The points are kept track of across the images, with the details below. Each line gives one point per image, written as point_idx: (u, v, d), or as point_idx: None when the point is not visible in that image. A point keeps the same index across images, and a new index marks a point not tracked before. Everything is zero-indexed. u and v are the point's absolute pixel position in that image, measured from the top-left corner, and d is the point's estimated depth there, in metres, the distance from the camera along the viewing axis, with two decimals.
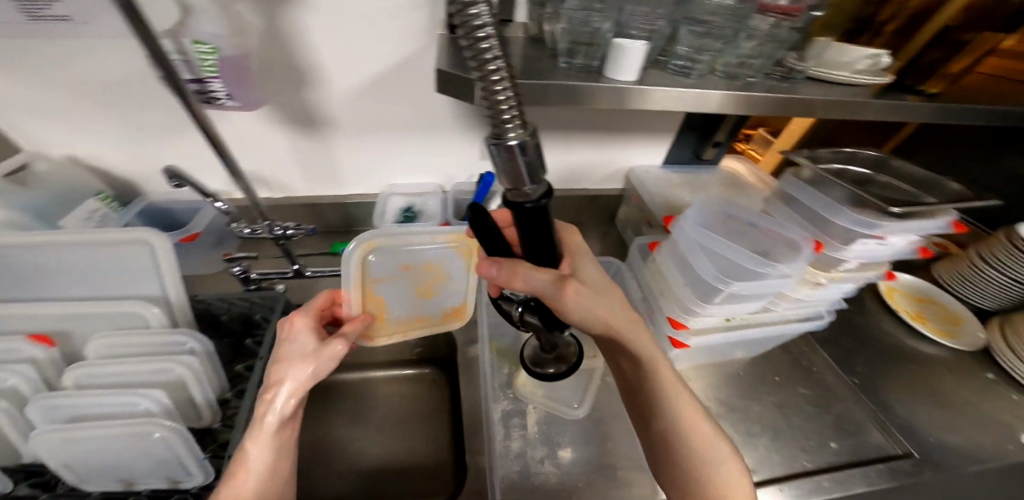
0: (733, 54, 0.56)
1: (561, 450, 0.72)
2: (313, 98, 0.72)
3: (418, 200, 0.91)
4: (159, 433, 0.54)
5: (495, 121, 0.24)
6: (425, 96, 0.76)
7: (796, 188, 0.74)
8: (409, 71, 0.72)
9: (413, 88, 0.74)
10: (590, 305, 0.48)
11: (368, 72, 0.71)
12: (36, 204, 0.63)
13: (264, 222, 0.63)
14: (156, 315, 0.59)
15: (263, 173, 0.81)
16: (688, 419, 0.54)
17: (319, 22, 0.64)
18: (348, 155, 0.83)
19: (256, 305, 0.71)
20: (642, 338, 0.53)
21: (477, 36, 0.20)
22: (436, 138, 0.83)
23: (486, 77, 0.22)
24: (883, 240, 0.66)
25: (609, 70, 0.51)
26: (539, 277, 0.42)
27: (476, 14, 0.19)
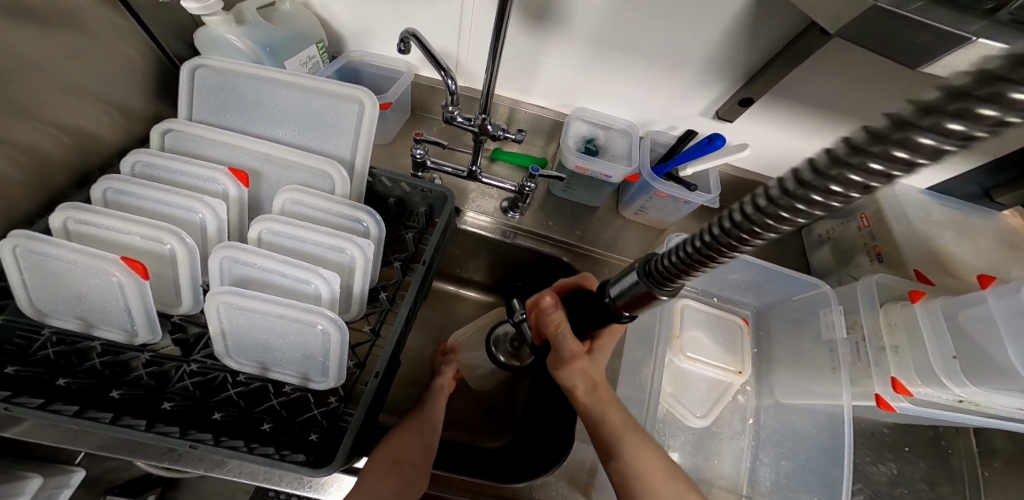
0: None
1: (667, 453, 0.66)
2: None
3: (603, 134, 0.75)
4: (322, 324, 0.47)
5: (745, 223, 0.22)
6: (700, 31, 0.59)
7: None
8: None
9: (696, 13, 0.57)
10: (586, 380, 0.51)
11: None
12: (268, 40, 0.61)
13: (480, 114, 0.57)
14: (344, 180, 0.54)
15: (461, 57, 0.71)
16: (628, 452, 0.50)
17: None
18: (555, 63, 0.69)
19: (423, 196, 0.64)
20: (628, 443, 0.50)
21: (757, 227, 0.21)
22: (676, 81, 0.67)
23: (858, 150, 0.16)
24: None
25: None
26: (567, 343, 0.48)
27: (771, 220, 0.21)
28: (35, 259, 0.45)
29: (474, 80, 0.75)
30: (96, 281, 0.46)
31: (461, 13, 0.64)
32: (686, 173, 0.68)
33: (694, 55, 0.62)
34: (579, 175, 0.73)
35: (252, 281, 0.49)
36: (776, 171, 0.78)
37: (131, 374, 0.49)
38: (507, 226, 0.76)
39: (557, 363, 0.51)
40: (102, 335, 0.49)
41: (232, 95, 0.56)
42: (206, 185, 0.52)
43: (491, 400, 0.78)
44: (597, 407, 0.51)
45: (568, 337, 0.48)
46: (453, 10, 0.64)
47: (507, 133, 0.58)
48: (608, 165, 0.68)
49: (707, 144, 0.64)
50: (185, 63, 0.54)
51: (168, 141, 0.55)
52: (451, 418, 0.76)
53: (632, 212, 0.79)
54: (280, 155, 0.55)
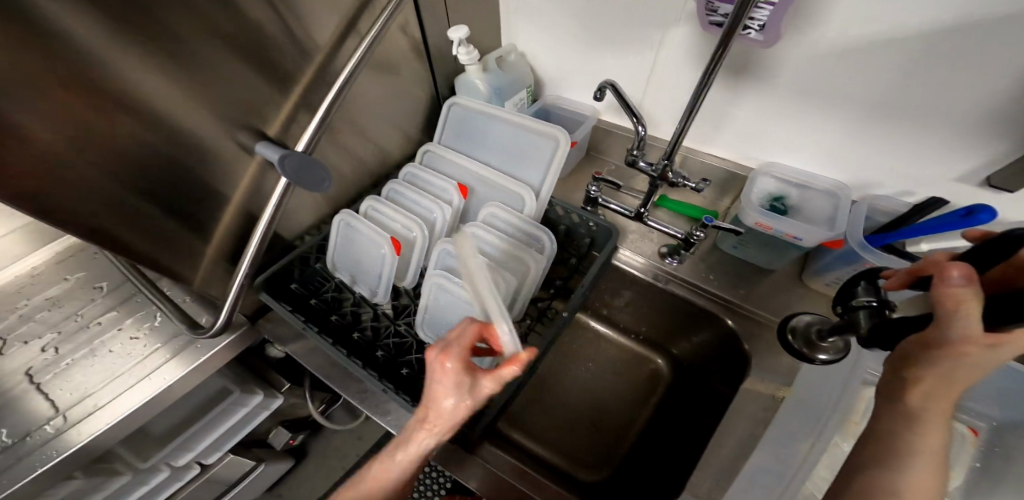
0: None
1: None
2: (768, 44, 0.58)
3: (797, 193, 0.69)
4: (495, 315, 0.54)
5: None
6: (958, 86, 0.51)
7: None
8: (951, 40, 0.48)
9: (948, 66, 0.50)
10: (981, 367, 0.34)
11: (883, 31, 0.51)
12: (499, 85, 0.76)
13: (662, 160, 0.59)
14: (533, 202, 0.63)
15: (647, 106, 0.75)
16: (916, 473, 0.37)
17: None
18: (749, 114, 0.68)
19: (594, 228, 0.68)
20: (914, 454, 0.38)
21: None
22: (910, 140, 0.58)
23: None
24: None
25: None
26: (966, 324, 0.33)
27: None
28: (344, 231, 0.66)
29: (655, 127, 0.78)
30: (370, 252, 0.64)
31: (656, 67, 0.69)
32: (917, 248, 0.59)
33: (940, 114, 0.54)
34: (758, 232, 0.68)
35: (457, 271, 0.61)
36: None
37: (361, 324, 0.65)
38: (662, 270, 0.75)
39: (922, 339, 0.36)
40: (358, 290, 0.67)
41: (469, 128, 0.72)
42: (441, 193, 0.68)
43: (607, 443, 0.76)
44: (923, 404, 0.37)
45: (971, 319, 0.32)
46: (648, 64, 0.69)
47: (687, 181, 0.59)
48: (798, 225, 0.62)
49: (963, 217, 0.51)
50: (448, 101, 0.72)
51: (424, 159, 0.74)
52: (567, 446, 0.76)
53: (820, 282, 0.69)
54: (492, 177, 0.67)
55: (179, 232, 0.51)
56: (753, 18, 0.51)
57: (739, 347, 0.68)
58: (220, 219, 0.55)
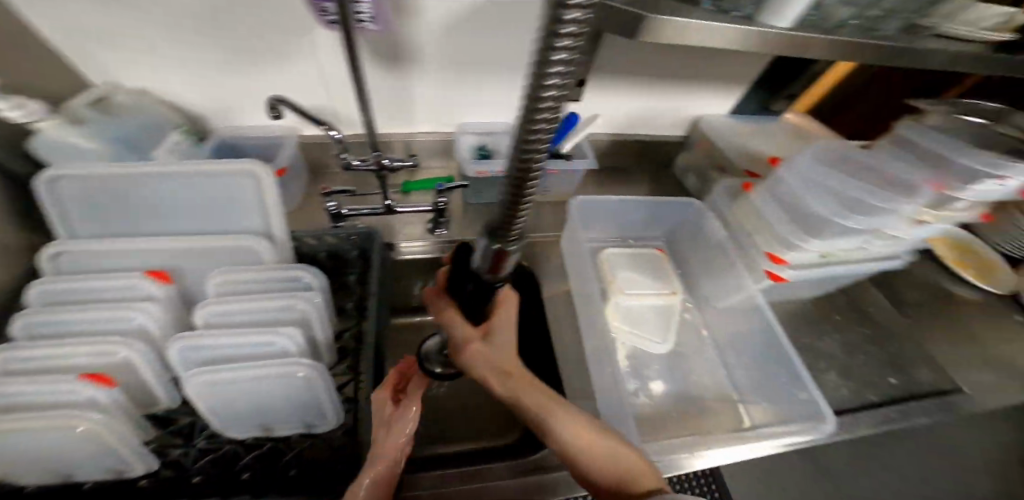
0: None
1: (653, 383, 0.76)
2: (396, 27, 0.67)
3: (492, 139, 0.87)
4: (302, 371, 0.51)
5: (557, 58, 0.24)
6: (523, 30, 0.72)
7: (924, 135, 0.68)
8: (506, 1, 0.66)
9: (520, 19, 0.69)
10: (486, 361, 0.52)
11: (462, 1, 0.65)
12: (116, 133, 0.65)
13: (371, 153, 0.65)
14: (270, 249, 0.60)
15: (336, 109, 0.78)
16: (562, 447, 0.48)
17: None
18: (418, 87, 0.78)
19: (350, 238, 0.70)
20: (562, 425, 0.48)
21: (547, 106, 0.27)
22: (523, 72, 0.79)
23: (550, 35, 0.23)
24: (1002, 182, 0.62)
25: None
26: (461, 328, 0.52)
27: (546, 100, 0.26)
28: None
29: (349, 123, 0.82)
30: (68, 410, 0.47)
31: (318, 70, 0.71)
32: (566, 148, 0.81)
33: (530, 52, 0.75)
34: (483, 179, 0.83)
35: (212, 358, 0.53)
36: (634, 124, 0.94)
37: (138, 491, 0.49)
38: (438, 241, 0.84)
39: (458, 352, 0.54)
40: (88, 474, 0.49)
41: (112, 198, 0.59)
42: (130, 292, 0.55)
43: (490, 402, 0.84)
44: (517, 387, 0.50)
45: (461, 323, 0.52)
46: (308, 70, 0.71)
47: (401, 161, 0.66)
48: (501, 161, 0.79)
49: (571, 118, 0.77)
50: (33, 181, 0.54)
51: (59, 263, 0.57)
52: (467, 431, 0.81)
53: (540, 194, 0.91)
54: (192, 242, 0.58)
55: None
56: (361, 13, 0.55)
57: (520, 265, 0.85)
58: None
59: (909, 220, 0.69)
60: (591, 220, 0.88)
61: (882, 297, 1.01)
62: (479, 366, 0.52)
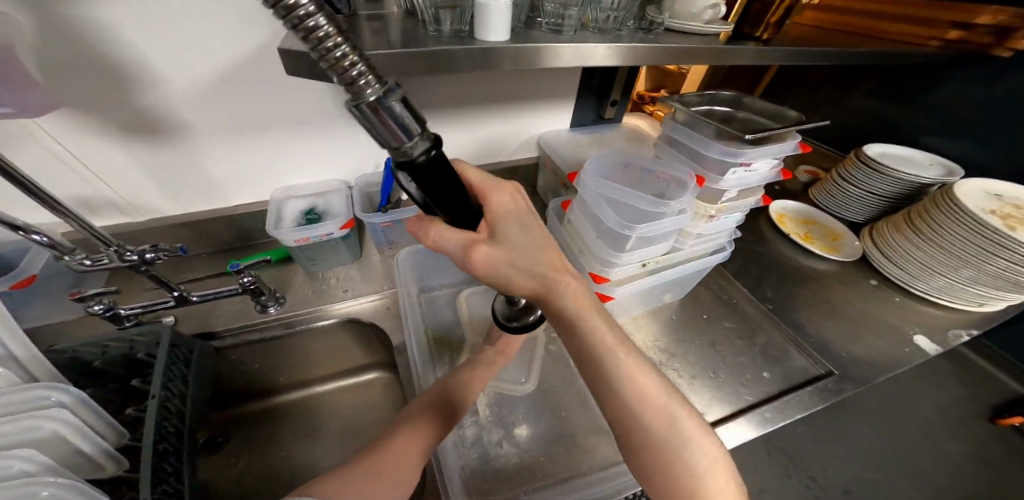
0: (598, 10, 0.65)
1: (517, 429, 0.78)
2: (151, 103, 0.65)
3: (320, 201, 0.83)
4: (49, 489, 0.45)
5: (313, 46, 0.27)
6: (297, 95, 0.72)
7: (674, 131, 0.77)
8: (263, 60, 0.66)
9: (285, 76, 0.69)
10: (506, 265, 0.48)
11: (194, 74, 0.64)
12: None
13: (107, 247, 0.61)
14: (3, 374, 0.52)
15: (125, 197, 0.73)
16: (654, 409, 0.50)
17: (135, 23, 0.57)
18: (212, 162, 0.75)
19: (137, 343, 0.63)
20: (619, 365, 0.50)
21: (324, 40, 0.27)
22: (320, 128, 0.78)
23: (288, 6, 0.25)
24: (747, 167, 0.70)
25: (478, 34, 0.55)
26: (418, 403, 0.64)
27: (316, 27, 0.26)
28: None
29: (151, 211, 0.77)
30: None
31: (80, 162, 0.66)
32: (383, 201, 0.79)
33: (314, 108, 0.75)
34: (310, 245, 0.80)
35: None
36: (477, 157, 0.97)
37: None
38: (268, 320, 0.78)
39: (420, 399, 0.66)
40: None
41: None
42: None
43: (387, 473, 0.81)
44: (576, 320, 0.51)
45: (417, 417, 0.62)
46: (75, 163, 0.66)
47: (154, 252, 0.63)
48: (324, 225, 0.77)
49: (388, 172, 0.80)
50: None
51: None
52: None
53: (387, 248, 0.92)
54: None
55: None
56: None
57: (372, 327, 0.82)
58: None
59: (696, 217, 0.73)
60: (427, 274, 0.92)
61: (747, 290, 1.04)
62: (483, 265, 0.48)
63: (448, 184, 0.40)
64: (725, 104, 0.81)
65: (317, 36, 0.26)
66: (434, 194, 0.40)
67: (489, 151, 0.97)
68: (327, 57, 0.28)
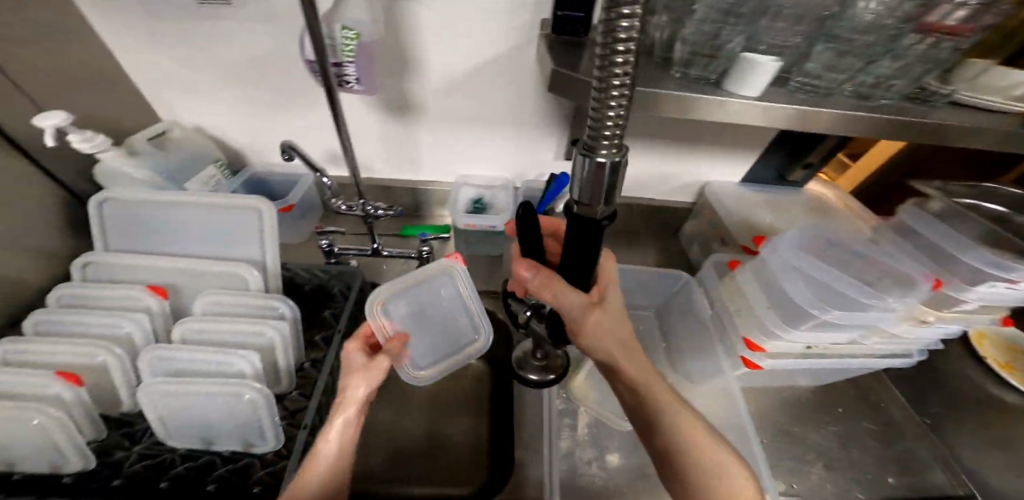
0: (867, 75, 0.55)
1: (609, 455, 0.74)
2: (409, 86, 0.75)
3: (488, 194, 0.91)
4: (250, 394, 0.55)
5: (607, 35, 0.25)
6: (518, 96, 0.77)
7: (920, 223, 0.68)
8: (508, 68, 0.72)
9: (517, 84, 0.75)
10: (609, 335, 0.52)
11: (452, 70, 0.73)
12: (165, 168, 0.74)
13: (357, 200, 0.67)
14: (257, 278, 0.65)
15: (352, 153, 0.85)
16: (713, 456, 0.50)
17: (432, 22, 0.66)
18: (428, 142, 0.85)
19: (336, 278, 0.76)
20: (671, 417, 0.51)
21: (616, 59, 0.26)
22: (521, 135, 0.84)
23: None
24: (1014, 285, 0.58)
25: (729, 85, 0.52)
26: None
27: (620, 47, 0.25)
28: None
29: (373, 170, 0.90)
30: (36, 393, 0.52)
31: (340, 118, 0.79)
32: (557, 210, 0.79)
33: (526, 116, 0.80)
34: (472, 230, 0.89)
35: (184, 371, 0.57)
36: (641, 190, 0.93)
37: (96, 477, 0.53)
38: None
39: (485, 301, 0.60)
40: (21, 469, 0.52)
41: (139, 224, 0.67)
42: (131, 301, 0.61)
43: (460, 452, 0.82)
44: (647, 379, 0.52)
45: None
46: (333, 117, 0.79)
47: (379, 209, 0.68)
48: (489, 218, 0.85)
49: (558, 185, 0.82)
50: (92, 199, 0.65)
51: (90, 272, 0.65)
52: (426, 476, 0.78)
53: None
54: (187, 264, 0.65)
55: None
56: (346, 74, 0.63)
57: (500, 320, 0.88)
58: None
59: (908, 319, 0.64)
60: None
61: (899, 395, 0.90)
62: (603, 326, 0.51)
63: (588, 244, 0.41)
64: (985, 199, 0.69)
65: (616, 31, 0.25)
66: (575, 241, 0.41)
67: (649, 185, 0.92)
68: (611, 57, 0.26)
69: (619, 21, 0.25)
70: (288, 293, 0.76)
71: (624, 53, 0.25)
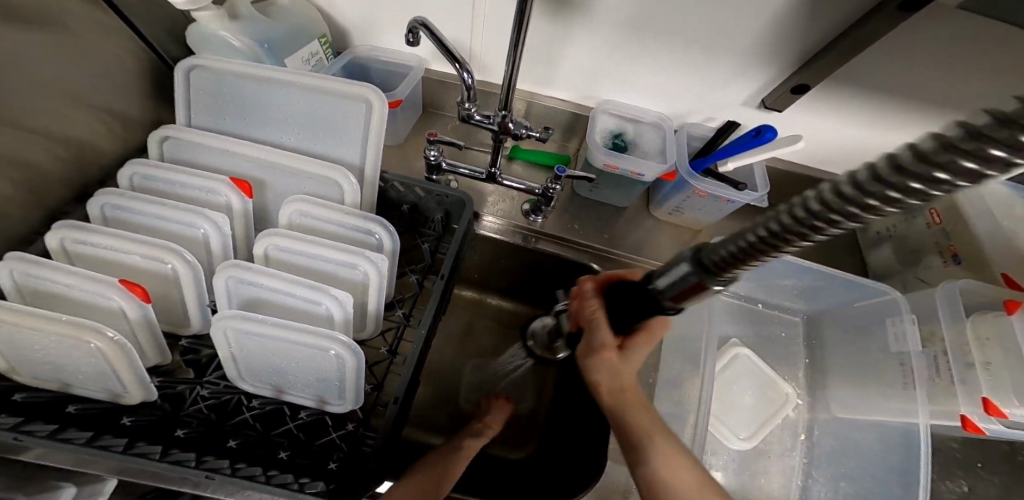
0: None
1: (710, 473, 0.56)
2: None
3: (632, 128, 0.70)
4: (335, 349, 0.42)
5: (798, 223, 0.20)
6: (751, 9, 0.53)
7: None
8: None
9: None
10: (612, 374, 0.44)
11: None
12: (266, 36, 0.57)
13: (499, 111, 0.53)
14: (354, 189, 0.51)
15: (475, 49, 0.66)
16: None
17: None
18: (578, 50, 0.64)
19: (441, 200, 0.59)
20: (656, 454, 0.42)
21: (797, 240, 0.21)
22: (708, 63, 0.61)
23: (923, 158, 0.15)
24: None
25: None
26: (600, 333, 0.45)
27: (818, 229, 0.19)
28: (31, 284, 0.41)
29: (491, 76, 0.70)
30: (94, 307, 0.42)
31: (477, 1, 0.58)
32: (726, 169, 0.64)
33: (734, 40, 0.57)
34: (607, 173, 0.68)
35: (261, 303, 0.45)
36: (835, 164, 0.70)
37: (168, 416, 0.46)
38: (528, 227, 0.71)
39: (584, 355, 0.46)
40: (82, 394, 0.44)
41: (228, 96, 0.53)
42: (209, 197, 0.48)
43: (523, 413, 0.73)
44: (632, 410, 0.44)
45: (601, 326, 0.45)
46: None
47: (530, 132, 0.54)
48: (640, 162, 0.63)
49: (755, 137, 0.59)
50: (180, 62, 0.50)
51: (168, 149, 0.52)
52: (487, 433, 0.70)
53: (665, 211, 0.73)
54: (274, 158, 0.51)
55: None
56: None
57: None
58: None
59: None
60: None
61: None
62: (609, 380, 0.45)
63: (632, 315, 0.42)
64: None
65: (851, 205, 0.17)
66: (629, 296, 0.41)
67: (853, 160, 0.69)
68: (786, 237, 0.21)
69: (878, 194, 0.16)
70: (380, 208, 0.62)
71: (833, 232, 0.19)
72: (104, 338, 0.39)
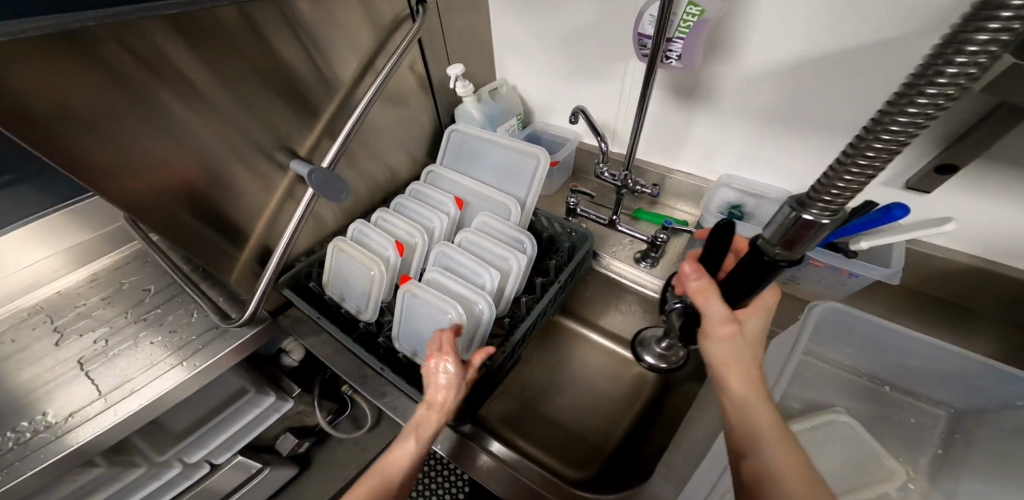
0: None
1: None
2: (709, 73, 0.69)
3: (753, 202, 0.78)
4: (482, 305, 0.63)
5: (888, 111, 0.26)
6: (863, 99, 0.60)
7: None
8: (846, 63, 0.58)
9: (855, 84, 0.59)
10: (737, 353, 0.46)
11: (770, 61, 0.63)
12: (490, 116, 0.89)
13: (622, 171, 0.71)
14: (517, 214, 0.73)
15: (618, 127, 0.86)
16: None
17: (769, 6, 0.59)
18: (702, 131, 0.78)
19: (570, 234, 0.78)
20: (768, 430, 0.43)
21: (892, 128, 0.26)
22: (828, 147, 0.67)
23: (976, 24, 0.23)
24: None
25: None
26: (717, 307, 0.45)
27: (911, 106, 0.25)
28: (359, 238, 0.76)
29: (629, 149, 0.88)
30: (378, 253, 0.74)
31: (622, 94, 0.80)
32: (859, 246, 0.60)
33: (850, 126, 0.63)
34: None
35: (453, 271, 0.70)
36: (1013, 260, 0.62)
37: (377, 332, 0.72)
38: (638, 273, 0.80)
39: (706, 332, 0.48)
40: (347, 306, 0.73)
41: (462, 150, 0.84)
42: (443, 207, 0.78)
43: (597, 441, 0.76)
44: (751, 392, 0.45)
45: (713, 300, 0.45)
46: (616, 90, 0.80)
47: (644, 188, 0.70)
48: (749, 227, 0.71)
49: (882, 214, 0.58)
50: (448, 128, 0.85)
51: (429, 178, 0.86)
52: (562, 443, 0.77)
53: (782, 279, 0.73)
54: (480, 191, 0.78)
55: (199, 228, 0.61)
56: (670, 50, 0.62)
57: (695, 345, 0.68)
58: (252, 224, 0.69)
59: None
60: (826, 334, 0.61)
61: None
62: (735, 356, 0.46)
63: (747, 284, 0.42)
64: None
65: (935, 75, 0.24)
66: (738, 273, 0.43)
67: None
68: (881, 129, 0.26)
69: (944, 65, 0.24)
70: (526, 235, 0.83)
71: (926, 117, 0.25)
72: (381, 268, 0.68)
